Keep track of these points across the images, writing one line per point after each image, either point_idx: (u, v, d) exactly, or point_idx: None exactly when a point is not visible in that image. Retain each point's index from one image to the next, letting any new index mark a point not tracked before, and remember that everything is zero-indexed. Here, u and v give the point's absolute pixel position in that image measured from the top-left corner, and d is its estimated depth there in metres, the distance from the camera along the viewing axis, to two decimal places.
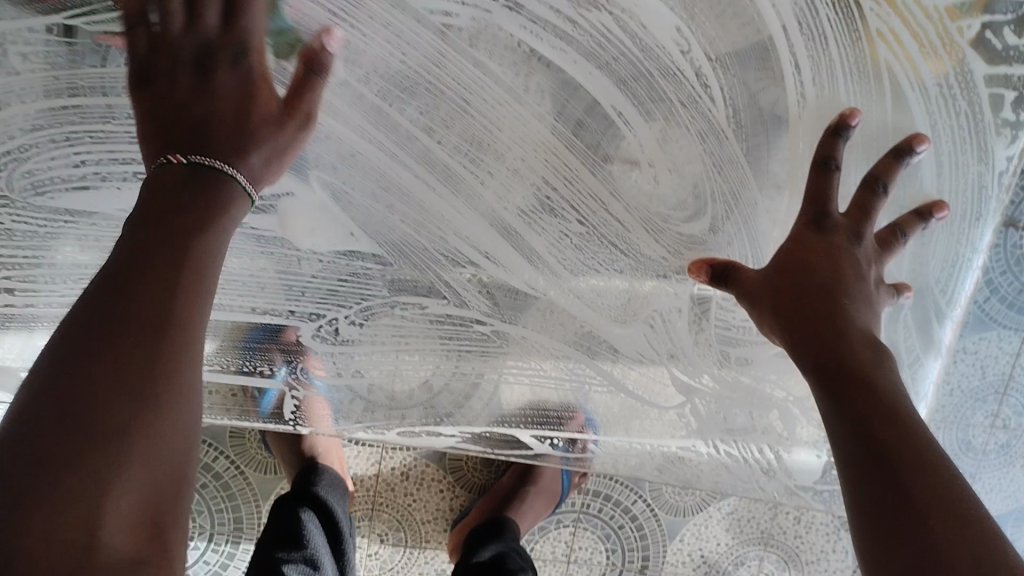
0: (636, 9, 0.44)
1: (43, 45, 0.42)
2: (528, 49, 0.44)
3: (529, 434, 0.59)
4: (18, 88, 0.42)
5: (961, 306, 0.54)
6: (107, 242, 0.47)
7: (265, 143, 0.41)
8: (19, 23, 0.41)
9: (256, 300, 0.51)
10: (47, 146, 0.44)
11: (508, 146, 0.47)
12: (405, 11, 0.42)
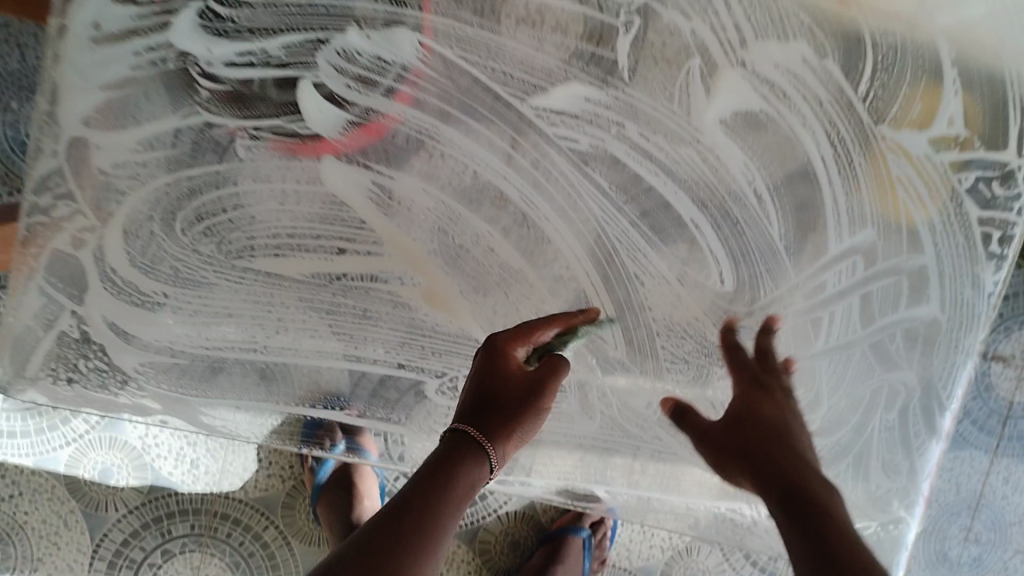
0: (714, 148, 0.57)
1: (247, 142, 0.52)
2: (631, 171, 0.56)
3: (601, 488, 0.66)
4: (187, 177, 0.52)
5: (957, 400, 0.63)
6: (212, 305, 0.55)
7: (514, 423, 0.53)
8: (235, 124, 0.51)
9: (390, 355, 0.58)
10: (161, 227, 0.53)
11: (606, 246, 0.57)
12: (541, 136, 0.55)
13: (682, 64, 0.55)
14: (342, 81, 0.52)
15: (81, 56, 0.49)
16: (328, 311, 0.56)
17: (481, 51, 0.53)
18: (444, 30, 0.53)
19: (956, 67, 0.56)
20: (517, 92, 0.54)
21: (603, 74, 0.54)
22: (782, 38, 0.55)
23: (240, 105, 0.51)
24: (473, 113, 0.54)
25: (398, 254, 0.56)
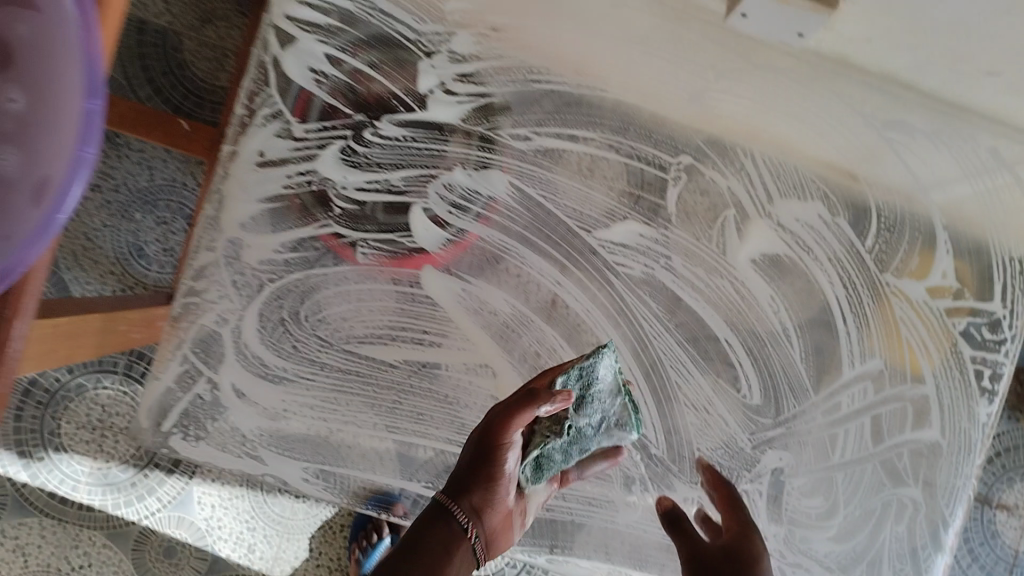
0: (745, 280, 0.68)
1: (363, 250, 0.64)
2: (675, 294, 0.67)
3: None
4: (314, 270, 0.63)
5: (961, 516, 0.70)
6: (314, 381, 0.63)
7: (490, 489, 0.55)
8: (355, 235, 0.63)
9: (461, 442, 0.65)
10: (284, 312, 0.63)
11: (653, 356, 0.67)
12: (602, 260, 0.67)
13: (719, 213, 0.68)
14: (442, 206, 0.64)
15: (247, 175, 0.62)
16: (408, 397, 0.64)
17: (557, 190, 0.66)
18: (529, 174, 0.66)
19: (946, 231, 0.70)
20: (584, 226, 0.66)
21: (654, 216, 0.67)
22: (799, 198, 0.68)
23: (360, 222, 0.63)
24: (547, 239, 0.66)
25: (476, 348, 0.65)
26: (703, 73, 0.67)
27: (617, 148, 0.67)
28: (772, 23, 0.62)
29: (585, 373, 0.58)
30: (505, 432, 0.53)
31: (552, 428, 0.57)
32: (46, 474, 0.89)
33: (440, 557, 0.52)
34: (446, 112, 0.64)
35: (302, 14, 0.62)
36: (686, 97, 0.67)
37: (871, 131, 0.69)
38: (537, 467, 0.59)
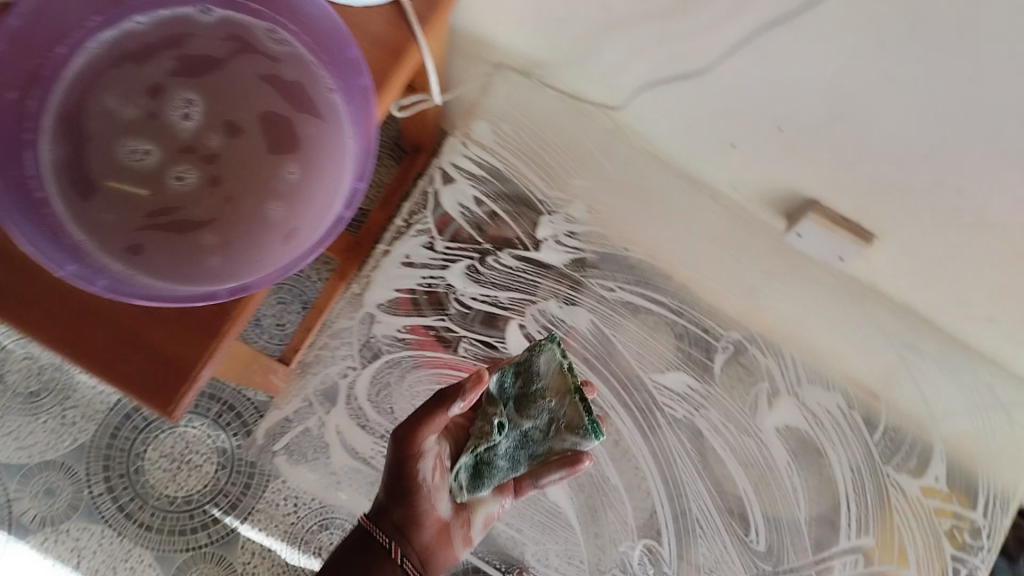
0: (768, 444, 0.79)
1: (464, 345, 0.77)
2: (708, 440, 0.79)
3: None
4: (419, 355, 0.77)
5: None
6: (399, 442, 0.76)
7: (413, 502, 0.58)
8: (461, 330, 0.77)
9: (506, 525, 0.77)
10: (388, 380, 0.77)
11: (679, 488, 0.78)
12: (653, 400, 0.79)
13: (756, 385, 0.80)
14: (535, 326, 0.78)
15: (391, 269, 0.78)
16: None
17: (629, 334, 0.79)
18: (608, 318, 0.79)
19: (944, 453, 0.81)
20: (644, 369, 0.79)
21: (702, 374, 0.79)
22: (823, 387, 0.81)
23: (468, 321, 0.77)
24: (611, 372, 0.79)
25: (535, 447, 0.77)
26: (760, 271, 0.80)
27: (683, 315, 0.80)
28: (819, 246, 0.76)
29: (524, 370, 0.61)
30: (413, 439, 0.56)
31: (485, 429, 0.60)
32: (122, 490, 1.01)
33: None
34: (553, 256, 0.79)
35: (465, 164, 0.80)
36: (743, 287, 0.81)
37: (889, 349, 0.81)
38: (479, 474, 0.61)
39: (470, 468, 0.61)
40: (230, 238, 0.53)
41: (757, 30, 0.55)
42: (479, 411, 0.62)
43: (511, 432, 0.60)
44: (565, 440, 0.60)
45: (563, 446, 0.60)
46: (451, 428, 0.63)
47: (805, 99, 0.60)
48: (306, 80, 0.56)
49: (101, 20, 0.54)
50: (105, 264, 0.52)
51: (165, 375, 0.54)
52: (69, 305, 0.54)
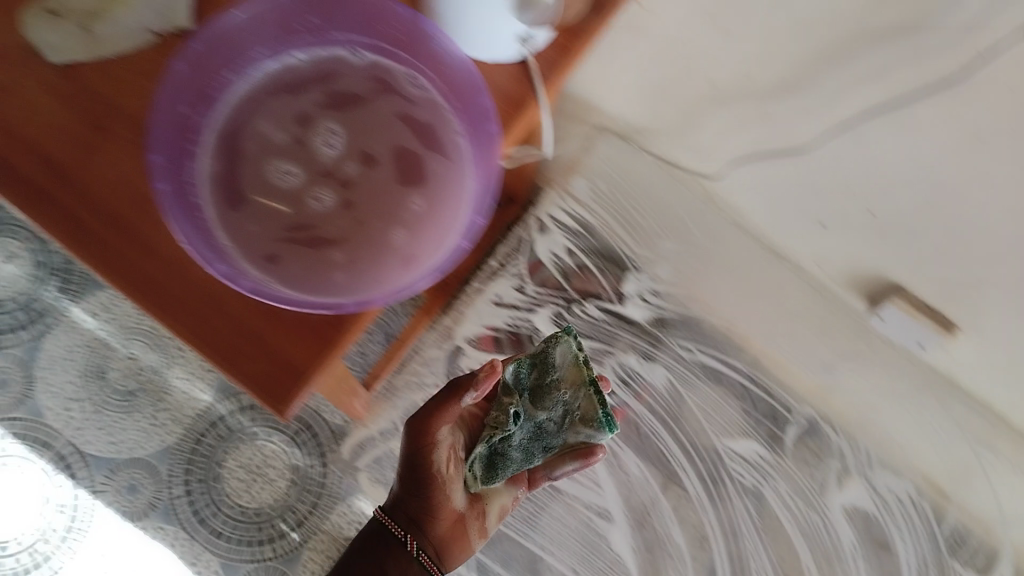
0: (832, 522, 0.80)
1: None
2: (771, 510, 0.81)
3: None
4: None
5: None
6: None
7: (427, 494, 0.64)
8: None
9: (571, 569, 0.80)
10: None
11: (739, 552, 0.80)
12: (722, 466, 0.81)
13: (825, 460, 0.81)
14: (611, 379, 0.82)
15: (483, 307, 0.83)
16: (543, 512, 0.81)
17: (705, 399, 0.82)
18: (685, 378, 0.82)
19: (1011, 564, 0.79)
20: (715, 433, 0.81)
21: (772, 443, 0.81)
22: (894, 471, 0.80)
23: None
24: (683, 431, 0.82)
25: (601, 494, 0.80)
26: (833, 350, 0.80)
27: (758, 383, 0.82)
28: (899, 332, 0.76)
29: (538, 364, 0.66)
30: (427, 434, 0.61)
31: (500, 420, 0.66)
32: (199, 495, 1.06)
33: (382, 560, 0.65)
34: (637, 313, 0.82)
35: (560, 215, 0.84)
36: (816, 367, 0.81)
37: (967, 446, 0.78)
38: (494, 462, 0.67)
39: (485, 458, 0.67)
40: (356, 257, 0.59)
41: (866, 109, 0.59)
42: (495, 402, 0.67)
43: (526, 423, 0.66)
44: (578, 431, 0.64)
45: (577, 437, 0.65)
46: (466, 418, 0.68)
47: (905, 184, 0.63)
48: (438, 126, 0.61)
49: (269, 54, 0.60)
50: (245, 269, 0.58)
51: (281, 372, 0.60)
52: (199, 296, 0.60)
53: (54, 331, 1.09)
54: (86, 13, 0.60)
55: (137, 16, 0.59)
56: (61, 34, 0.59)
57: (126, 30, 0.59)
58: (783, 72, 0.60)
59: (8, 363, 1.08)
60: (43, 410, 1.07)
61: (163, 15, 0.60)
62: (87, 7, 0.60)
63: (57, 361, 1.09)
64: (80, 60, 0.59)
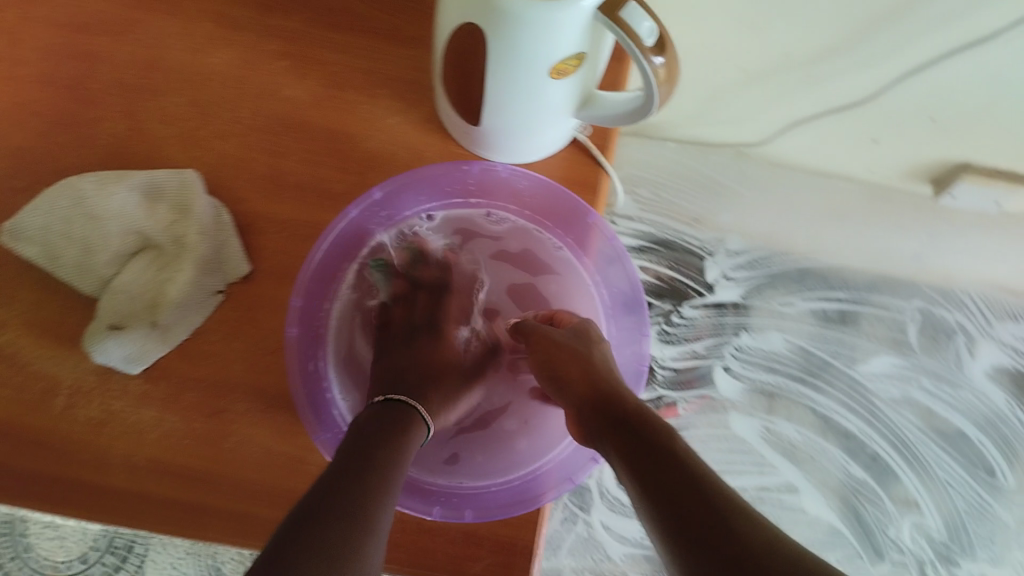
0: (983, 394, 0.81)
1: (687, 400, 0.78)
2: (921, 405, 0.81)
3: None
4: None
5: None
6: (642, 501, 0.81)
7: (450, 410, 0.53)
8: (673, 389, 0.78)
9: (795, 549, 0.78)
10: None
11: (916, 459, 0.80)
12: (861, 393, 0.81)
13: (951, 340, 0.82)
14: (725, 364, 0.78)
15: None
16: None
17: (815, 337, 0.81)
18: (801, 331, 0.80)
19: None
20: (848, 364, 0.81)
21: (903, 348, 0.81)
22: (1010, 319, 0.83)
23: (671, 378, 0.77)
24: (821, 381, 0.80)
25: (786, 469, 0.78)
26: (917, 239, 0.83)
27: (845, 300, 0.82)
28: (973, 201, 0.81)
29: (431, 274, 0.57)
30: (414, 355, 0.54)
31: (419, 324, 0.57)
32: None
33: (400, 440, 0.45)
34: (729, 294, 0.79)
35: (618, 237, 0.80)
36: (908, 258, 0.83)
37: None
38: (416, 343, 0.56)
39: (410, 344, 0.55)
40: (529, 416, 0.58)
41: (928, 59, 0.63)
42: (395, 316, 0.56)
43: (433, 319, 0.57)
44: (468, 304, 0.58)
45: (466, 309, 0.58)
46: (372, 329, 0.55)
47: (975, 90, 0.66)
48: (539, 251, 0.59)
49: (346, 262, 0.55)
50: (433, 480, 0.54)
51: (510, 561, 0.51)
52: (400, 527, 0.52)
53: (152, 553, 0.96)
54: (148, 308, 0.54)
55: (199, 282, 0.54)
56: (131, 342, 0.52)
57: (194, 304, 0.54)
58: (832, 40, 0.62)
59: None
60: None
61: (220, 269, 0.54)
62: (145, 301, 0.54)
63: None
64: (161, 354, 0.54)
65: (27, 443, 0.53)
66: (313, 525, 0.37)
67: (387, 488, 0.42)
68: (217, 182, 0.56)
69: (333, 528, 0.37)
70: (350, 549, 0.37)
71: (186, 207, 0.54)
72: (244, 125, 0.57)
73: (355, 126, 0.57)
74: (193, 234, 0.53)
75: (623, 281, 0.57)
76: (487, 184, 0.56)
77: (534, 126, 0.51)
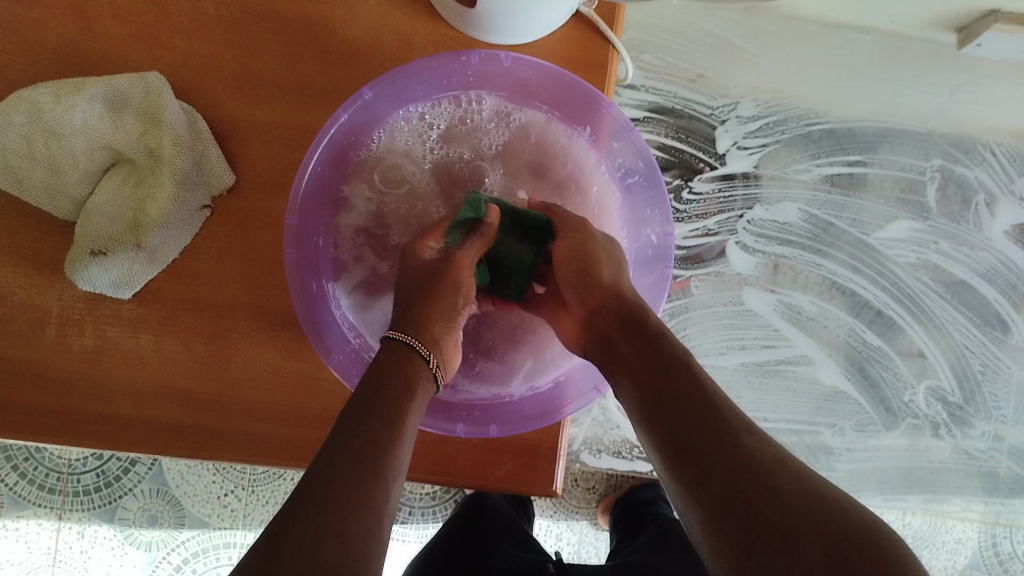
0: (999, 251, 0.81)
1: (701, 279, 0.78)
2: (935, 264, 0.80)
3: (972, 486, 0.82)
4: None
5: None
6: None
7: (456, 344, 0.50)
8: (680, 265, 0.78)
9: (804, 416, 0.80)
10: None
11: (928, 319, 0.80)
12: (877, 258, 0.80)
13: (971, 199, 0.80)
14: (737, 238, 0.78)
15: None
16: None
17: (829, 204, 0.79)
18: (814, 198, 0.78)
19: None
20: (864, 232, 0.79)
21: (920, 212, 0.80)
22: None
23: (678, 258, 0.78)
24: (839, 250, 0.79)
25: (801, 339, 0.79)
26: (940, 91, 0.79)
27: (860, 163, 0.79)
28: (1000, 49, 0.76)
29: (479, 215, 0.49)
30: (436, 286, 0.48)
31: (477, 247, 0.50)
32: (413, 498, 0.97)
33: (402, 379, 0.43)
34: (740, 165, 0.77)
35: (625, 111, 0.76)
36: (930, 111, 0.79)
37: None
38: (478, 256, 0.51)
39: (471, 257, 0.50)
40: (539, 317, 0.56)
41: None
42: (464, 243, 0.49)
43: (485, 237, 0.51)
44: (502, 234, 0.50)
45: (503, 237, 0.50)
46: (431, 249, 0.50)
47: None
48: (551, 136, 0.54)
49: (339, 170, 0.51)
50: (452, 393, 0.52)
51: (527, 464, 0.51)
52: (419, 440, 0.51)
53: None
54: (131, 230, 0.50)
55: (181, 199, 0.50)
56: (118, 266, 0.49)
57: (179, 221, 0.50)
58: None
59: (146, 499, 0.88)
60: (205, 521, 0.88)
61: (203, 182, 0.50)
62: (127, 222, 0.50)
63: (186, 470, 0.89)
64: (152, 277, 0.50)
65: (18, 378, 0.50)
66: (318, 494, 0.35)
67: (396, 451, 0.39)
68: (186, 85, 0.51)
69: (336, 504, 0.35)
70: (374, 480, 0.37)
71: (156, 115, 0.50)
72: (207, 16, 0.51)
73: (330, 8, 0.51)
74: (168, 146, 0.49)
75: (635, 155, 0.53)
76: (489, 74, 0.51)
77: (535, 8, 0.46)
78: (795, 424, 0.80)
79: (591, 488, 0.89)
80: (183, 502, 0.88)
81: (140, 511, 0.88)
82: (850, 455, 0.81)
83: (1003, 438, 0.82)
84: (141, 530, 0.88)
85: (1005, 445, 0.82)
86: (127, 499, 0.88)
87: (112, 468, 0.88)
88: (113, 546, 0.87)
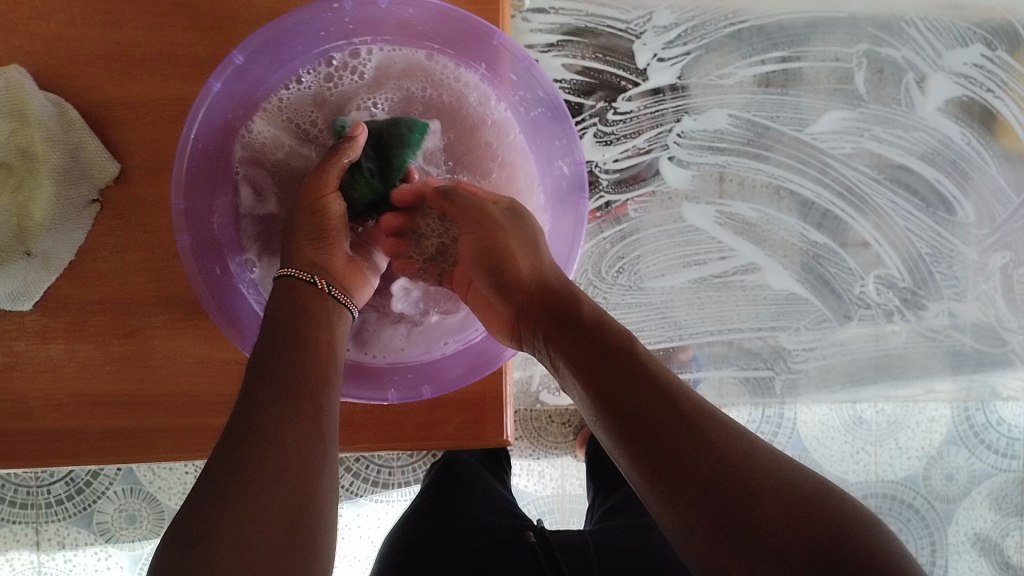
0: (935, 128, 0.79)
1: (642, 200, 0.76)
2: (874, 152, 0.79)
3: (934, 365, 0.83)
4: None
5: None
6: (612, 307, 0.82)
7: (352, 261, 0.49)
8: (615, 189, 0.75)
9: (762, 322, 0.79)
10: None
11: (872, 206, 0.79)
12: (815, 155, 0.78)
13: (902, 79, 0.78)
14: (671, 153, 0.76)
15: None
16: (689, 336, 0.79)
17: (760, 105, 0.76)
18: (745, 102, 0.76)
19: None
20: (801, 128, 0.77)
21: (852, 99, 0.78)
22: (962, 44, 0.78)
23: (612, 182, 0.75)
24: (777, 151, 0.77)
25: (750, 246, 0.78)
26: None
27: (787, 59, 0.76)
28: None
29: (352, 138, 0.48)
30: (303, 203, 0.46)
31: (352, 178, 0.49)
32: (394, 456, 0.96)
33: (304, 322, 0.43)
34: (664, 77, 0.75)
35: (539, 37, 0.73)
36: None
37: None
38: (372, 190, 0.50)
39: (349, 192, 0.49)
40: None
41: None
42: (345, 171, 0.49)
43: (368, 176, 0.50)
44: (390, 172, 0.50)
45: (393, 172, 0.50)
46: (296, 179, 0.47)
47: None
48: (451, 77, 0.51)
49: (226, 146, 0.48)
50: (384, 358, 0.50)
51: (474, 417, 0.50)
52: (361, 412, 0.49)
53: None
54: (20, 237, 0.48)
55: (65, 198, 0.47)
56: (12, 278, 0.47)
57: (67, 222, 0.47)
58: None
59: (121, 500, 0.86)
60: None
61: (87, 176, 0.48)
62: (12, 229, 0.48)
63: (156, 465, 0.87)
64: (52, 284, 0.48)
65: None
66: (224, 465, 0.35)
67: (311, 426, 0.38)
68: (51, 75, 0.47)
69: (219, 524, 0.32)
70: (292, 440, 0.36)
71: (23, 113, 0.46)
72: None
73: None
74: (41, 144, 0.47)
75: (537, 86, 0.50)
76: (370, 19, 0.48)
77: None
78: (754, 331, 0.79)
79: (566, 422, 0.88)
80: (159, 497, 0.86)
81: (118, 513, 0.86)
82: (812, 351, 0.81)
83: (959, 315, 0.82)
84: (121, 530, 0.86)
85: (963, 321, 0.82)
86: (102, 502, 0.86)
87: (81, 473, 0.86)
88: (95, 552, 0.86)
